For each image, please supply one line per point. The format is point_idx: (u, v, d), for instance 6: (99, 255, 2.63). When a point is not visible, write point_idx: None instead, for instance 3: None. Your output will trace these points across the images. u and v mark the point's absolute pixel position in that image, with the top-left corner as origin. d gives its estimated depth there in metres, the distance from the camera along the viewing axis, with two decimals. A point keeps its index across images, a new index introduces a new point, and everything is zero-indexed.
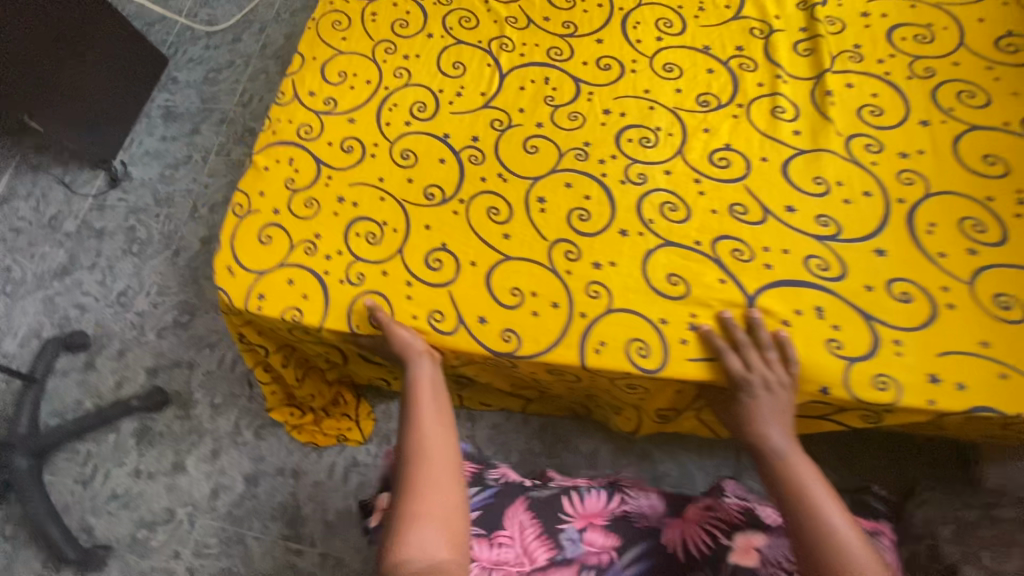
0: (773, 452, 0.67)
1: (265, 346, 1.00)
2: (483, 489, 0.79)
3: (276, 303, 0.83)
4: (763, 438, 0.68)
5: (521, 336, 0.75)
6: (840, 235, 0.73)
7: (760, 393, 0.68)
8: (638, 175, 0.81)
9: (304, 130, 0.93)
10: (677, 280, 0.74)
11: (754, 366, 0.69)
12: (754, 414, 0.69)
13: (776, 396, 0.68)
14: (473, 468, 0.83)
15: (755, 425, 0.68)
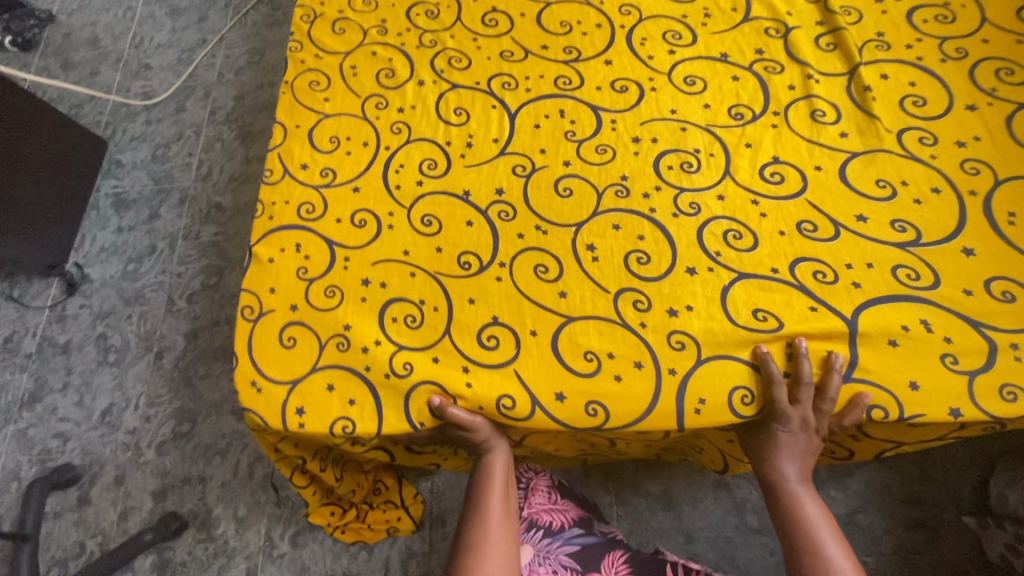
0: (790, 482, 0.70)
1: (305, 456, 0.92)
2: (586, 532, 0.83)
3: (320, 416, 0.75)
4: (785, 470, 0.70)
5: (608, 407, 0.71)
6: (923, 239, 0.72)
7: (795, 431, 0.69)
8: (690, 205, 0.80)
9: (305, 210, 0.87)
10: (766, 315, 0.71)
11: (802, 403, 0.68)
12: (783, 450, 0.70)
13: (806, 437, 0.70)
14: (580, 511, 0.87)
15: (780, 457, 0.70)
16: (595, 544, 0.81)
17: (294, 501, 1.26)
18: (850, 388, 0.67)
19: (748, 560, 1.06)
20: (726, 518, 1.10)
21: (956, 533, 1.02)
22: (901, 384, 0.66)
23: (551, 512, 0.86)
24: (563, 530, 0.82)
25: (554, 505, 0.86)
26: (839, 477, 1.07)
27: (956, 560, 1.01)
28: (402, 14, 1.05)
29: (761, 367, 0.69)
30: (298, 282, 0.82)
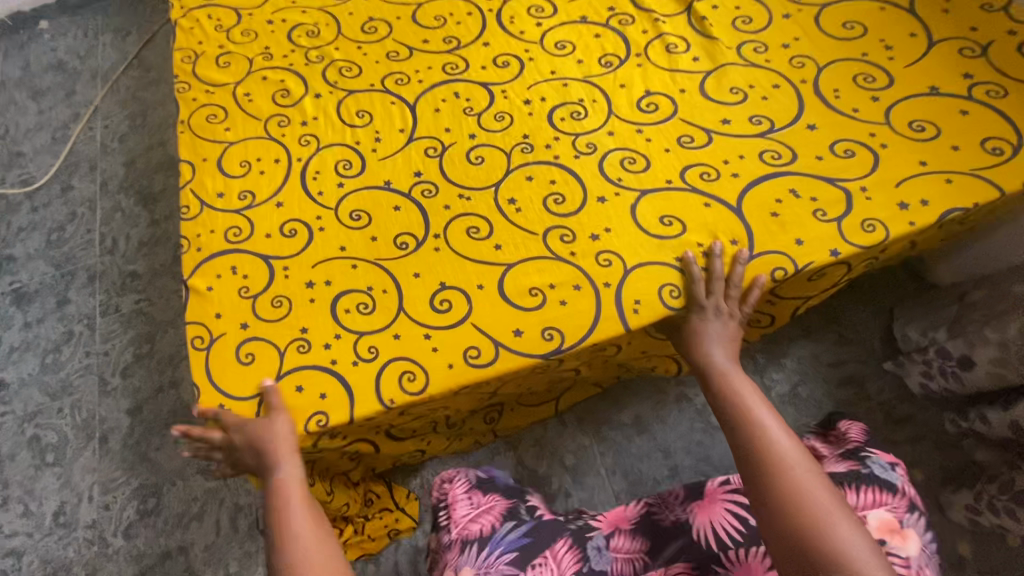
0: (718, 365, 0.74)
1: None
2: (518, 522, 0.72)
3: (293, 419, 0.74)
4: (711, 354, 0.74)
5: (564, 330, 0.75)
6: (777, 126, 0.83)
7: (711, 317, 0.75)
8: (587, 145, 0.88)
9: (233, 233, 0.88)
10: (671, 220, 0.79)
11: (717, 294, 0.75)
12: (703, 335, 0.75)
13: (723, 322, 0.75)
14: (505, 502, 0.76)
15: (706, 343, 0.75)
16: (531, 530, 0.71)
17: None
18: (763, 261, 0.75)
19: (720, 456, 1.18)
20: (693, 424, 1.21)
21: (879, 379, 1.18)
22: (790, 243, 0.75)
23: (478, 519, 0.74)
24: (496, 530, 0.71)
25: (479, 510, 0.75)
26: (776, 360, 1.22)
27: (885, 401, 1.16)
28: (284, 38, 1.09)
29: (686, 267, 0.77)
30: (242, 302, 0.82)
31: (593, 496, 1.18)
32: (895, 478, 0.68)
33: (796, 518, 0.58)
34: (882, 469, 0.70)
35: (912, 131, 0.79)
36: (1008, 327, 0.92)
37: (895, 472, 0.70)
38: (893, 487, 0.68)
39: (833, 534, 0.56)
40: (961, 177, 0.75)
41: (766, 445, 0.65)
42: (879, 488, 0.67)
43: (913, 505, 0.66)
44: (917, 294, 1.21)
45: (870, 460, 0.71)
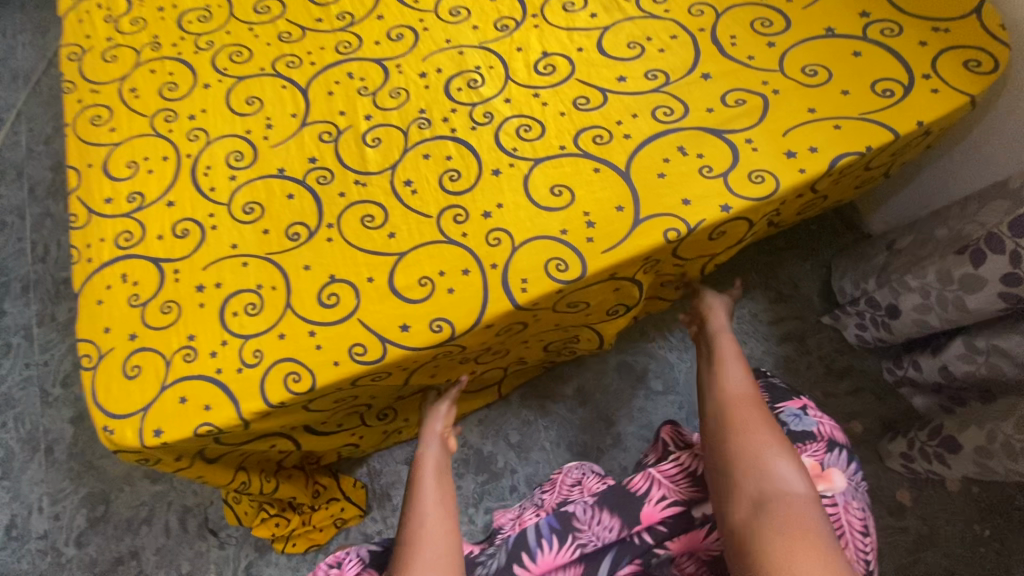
0: (724, 372, 0.72)
1: (221, 478, 0.91)
2: None
3: (177, 429, 0.72)
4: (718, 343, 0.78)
5: (452, 321, 0.72)
6: (672, 79, 0.80)
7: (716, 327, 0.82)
8: (484, 115, 0.83)
9: (124, 239, 0.84)
10: (561, 190, 0.75)
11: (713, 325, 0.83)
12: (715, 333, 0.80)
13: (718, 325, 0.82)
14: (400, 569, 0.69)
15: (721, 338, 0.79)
16: None
17: (239, 536, 1.24)
18: (651, 224, 0.72)
19: (662, 420, 1.17)
20: (635, 392, 1.19)
21: (819, 333, 1.17)
22: (682, 209, 0.72)
23: None
24: None
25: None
26: None
27: (824, 355, 1.16)
28: (173, 24, 1.02)
29: (564, 242, 0.73)
30: (131, 311, 0.79)
31: (539, 470, 1.18)
32: (809, 424, 0.68)
33: (729, 444, 0.62)
34: (796, 421, 0.68)
35: (806, 77, 0.76)
36: (926, 272, 0.90)
37: (809, 417, 0.68)
38: (812, 435, 0.67)
39: (765, 470, 0.58)
40: (851, 121, 0.72)
41: (750, 464, 0.59)
42: (801, 443, 0.66)
43: (832, 445, 0.66)
44: (853, 245, 1.19)
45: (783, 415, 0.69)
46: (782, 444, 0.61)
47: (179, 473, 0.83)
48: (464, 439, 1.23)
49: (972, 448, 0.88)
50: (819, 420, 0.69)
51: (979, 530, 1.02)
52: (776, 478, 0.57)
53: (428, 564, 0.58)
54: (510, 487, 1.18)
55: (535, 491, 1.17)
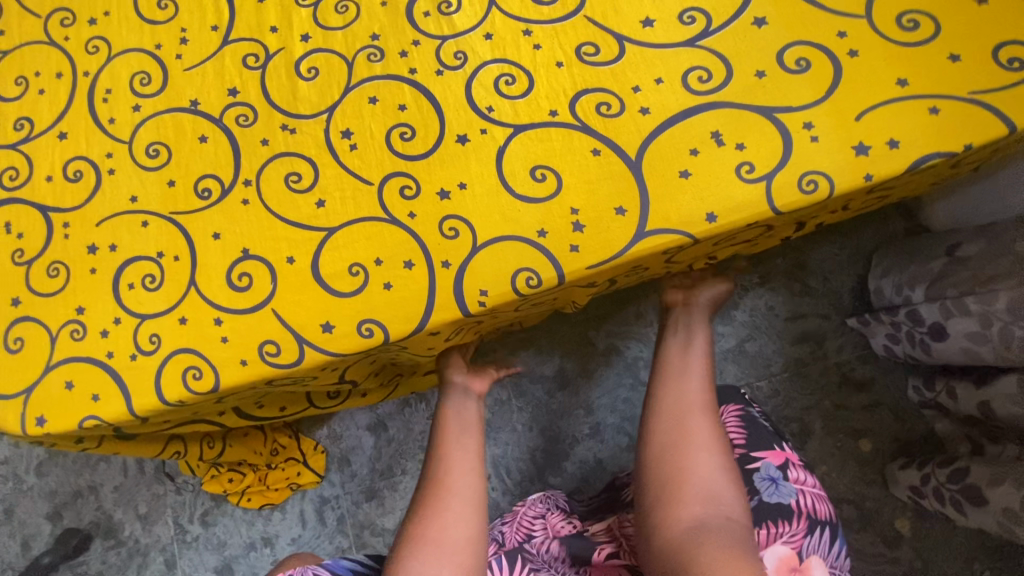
0: (683, 393, 0.69)
1: (148, 451, 0.83)
2: None
3: (61, 419, 0.62)
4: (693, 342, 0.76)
5: (384, 323, 0.58)
6: (714, 26, 0.57)
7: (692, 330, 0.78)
8: (455, 55, 0.62)
9: (8, 176, 0.70)
10: (544, 173, 0.56)
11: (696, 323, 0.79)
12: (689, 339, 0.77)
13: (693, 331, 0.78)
14: None
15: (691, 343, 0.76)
16: None
17: (194, 484, 1.19)
18: (658, 241, 0.53)
19: None
20: (621, 380, 1.08)
21: (842, 337, 1.01)
22: (697, 218, 0.53)
23: None
24: None
25: None
26: (724, 311, 1.05)
27: (844, 362, 1.01)
28: None
29: (535, 247, 0.55)
30: (14, 270, 0.67)
31: (508, 453, 1.09)
32: (788, 493, 0.65)
33: (679, 452, 0.64)
34: (772, 490, 0.65)
35: (898, 32, 0.54)
36: (996, 299, 0.72)
37: (786, 488, 0.65)
38: (788, 510, 0.64)
39: (706, 483, 0.61)
40: (954, 103, 0.52)
41: (698, 486, 0.61)
42: (783, 518, 0.63)
43: (812, 524, 0.63)
44: (905, 237, 0.99)
45: (758, 481, 0.66)
46: (728, 464, 0.63)
47: (89, 450, 0.73)
48: (431, 411, 1.14)
49: (999, 506, 0.74)
50: (799, 489, 0.66)
51: (978, 570, 0.92)
52: (717, 501, 0.60)
53: (456, 523, 0.65)
54: None
55: (500, 473, 1.09)
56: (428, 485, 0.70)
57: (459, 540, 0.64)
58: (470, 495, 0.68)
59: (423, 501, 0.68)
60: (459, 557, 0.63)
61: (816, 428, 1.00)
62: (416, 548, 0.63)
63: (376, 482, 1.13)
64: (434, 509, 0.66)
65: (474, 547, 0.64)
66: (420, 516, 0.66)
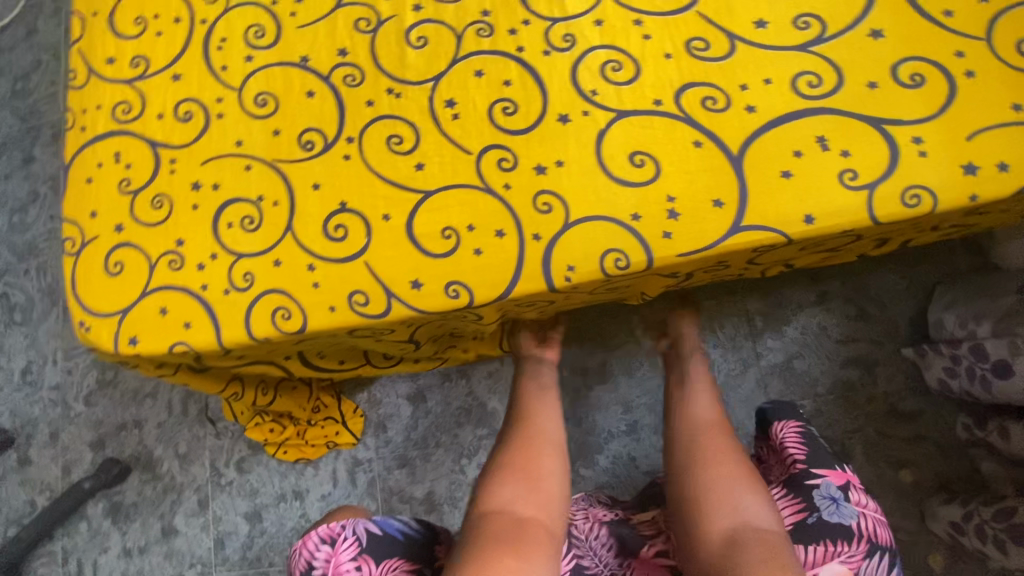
0: (701, 417, 0.76)
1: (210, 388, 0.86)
2: None
3: (153, 342, 0.65)
4: (697, 375, 0.84)
5: (470, 286, 0.60)
6: (828, 33, 0.57)
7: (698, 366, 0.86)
8: (563, 38, 0.63)
9: (121, 110, 0.74)
10: (643, 159, 0.57)
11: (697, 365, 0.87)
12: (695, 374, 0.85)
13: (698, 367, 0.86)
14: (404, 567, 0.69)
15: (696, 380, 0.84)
16: None
17: (233, 430, 1.23)
18: (753, 237, 0.54)
19: None
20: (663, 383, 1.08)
21: (893, 365, 1.01)
22: (795, 219, 0.54)
23: None
24: None
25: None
26: (775, 326, 1.05)
27: (892, 391, 1.00)
28: None
29: (627, 230, 0.56)
30: (120, 198, 0.70)
31: None
32: (850, 517, 0.59)
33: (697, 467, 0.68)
34: (832, 511, 0.60)
35: (1018, 58, 0.54)
36: None
37: (848, 511, 0.59)
38: (846, 532, 0.58)
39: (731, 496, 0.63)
40: None
41: (723, 499, 0.63)
42: (841, 542, 0.58)
43: (874, 551, 0.58)
44: (970, 272, 0.98)
45: (816, 499, 0.61)
46: (753, 477, 0.65)
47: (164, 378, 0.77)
48: (470, 388, 1.16)
49: None
50: (861, 512, 0.60)
51: None
52: (744, 512, 0.61)
53: (540, 465, 0.74)
54: None
55: None
56: (519, 428, 0.80)
57: (546, 473, 0.73)
58: (550, 445, 0.77)
59: (511, 443, 0.77)
60: (546, 489, 0.71)
61: (857, 453, 0.99)
62: (506, 477, 0.72)
63: (410, 451, 1.16)
64: (521, 450, 0.76)
65: (558, 482, 0.73)
66: (518, 449, 0.76)
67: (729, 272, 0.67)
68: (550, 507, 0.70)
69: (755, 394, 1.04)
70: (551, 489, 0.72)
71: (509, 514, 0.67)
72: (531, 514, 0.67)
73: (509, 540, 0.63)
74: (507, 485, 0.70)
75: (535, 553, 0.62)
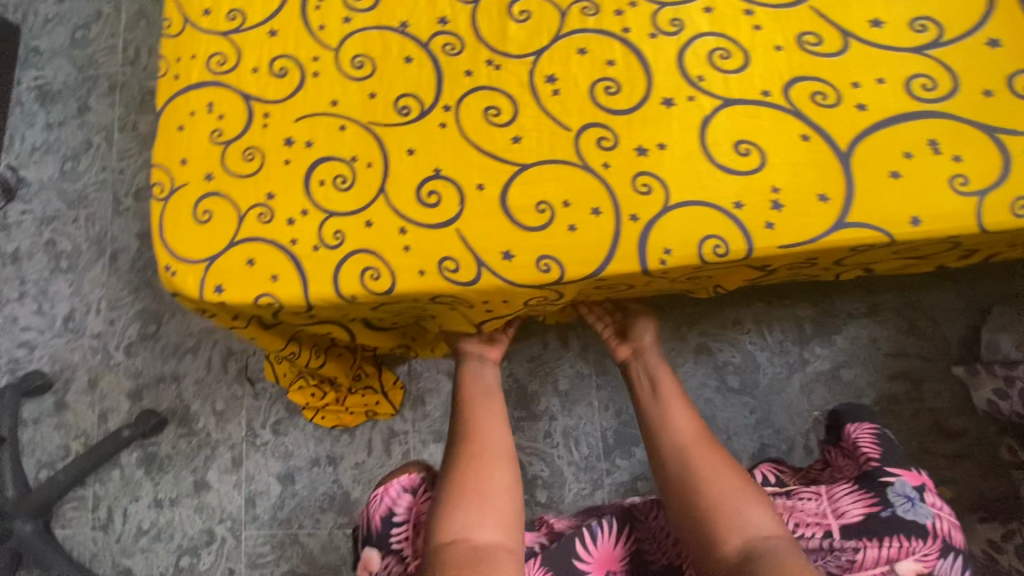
0: (677, 438, 0.76)
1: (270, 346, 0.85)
2: None
3: (240, 291, 0.66)
4: (664, 386, 0.84)
5: (561, 261, 0.60)
6: (944, 38, 0.57)
7: (656, 376, 0.85)
8: (671, 22, 0.63)
9: (216, 61, 0.74)
10: (749, 148, 0.57)
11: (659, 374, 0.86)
12: (662, 384, 0.84)
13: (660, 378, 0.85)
14: None
15: (661, 392, 0.83)
16: None
17: (272, 392, 1.25)
18: (859, 234, 0.54)
19: (728, 419, 1.06)
20: (706, 381, 1.07)
21: (940, 382, 1.01)
22: (901, 219, 0.54)
23: None
24: None
25: None
26: (825, 333, 1.05)
27: (938, 408, 1.00)
28: None
29: (727, 217, 0.56)
30: (212, 148, 0.71)
31: (580, 426, 1.12)
32: (926, 515, 0.59)
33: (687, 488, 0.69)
34: (907, 507, 0.59)
35: None
36: None
37: (924, 510, 0.59)
38: (923, 530, 0.58)
39: (729, 514, 0.64)
40: None
41: (730, 517, 0.64)
42: (915, 538, 0.58)
43: (946, 549, 0.58)
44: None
45: (892, 495, 0.60)
46: (753, 491, 0.66)
47: (235, 330, 0.77)
48: (510, 370, 1.17)
49: None
50: (935, 513, 0.60)
51: None
52: (752, 526, 0.62)
53: (501, 482, 0.74)
54: (544, 433, 1.12)
55: (569, 444, 1.11)
56: (468, 442, 0.79)
57: (499, 490, 0.73)
58: (503, 458, 0.77)
59: (462, 457, 0.76)
60: (501, 506, 0.71)
61: None
62: (457, 498, 0.71)
63: (446, 427, 1.17)
64: (472, 467, 0.75)
65: (512, 496, 0.73)
66: (473, 469, 0.74)
67: (811, 271, 0.67)
68: (511, 523, 0.70)
69: (799, 399, 1.04)
70: (510, 504, 0.72)
71: (464, 541, 0.66)
72: (493, 540, 0.67)
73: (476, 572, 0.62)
74: (461, 506, 0.69)
75: None
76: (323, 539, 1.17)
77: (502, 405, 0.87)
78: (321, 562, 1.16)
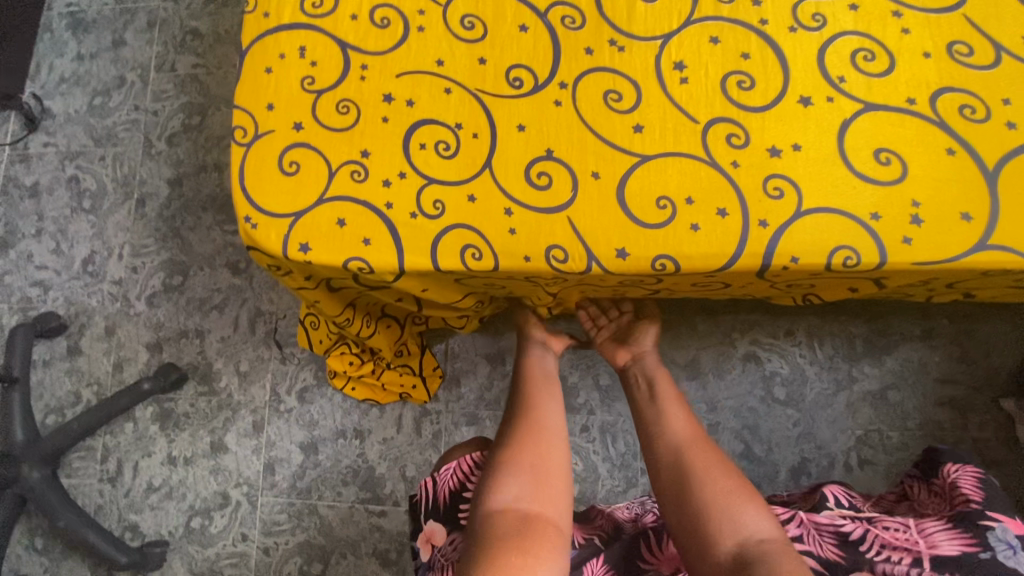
0: (675, 438, 0.74)
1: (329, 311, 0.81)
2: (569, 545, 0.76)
3: (327, 253, 0.61)
4: (665, 390, 0.82)
5: (680, 260, 0.57)
6: None
7: (658, 380, 0.84)
8: (814, 16, 0.60)
9: (311, 4, 0.69)
10: (889, 157, 0.56)
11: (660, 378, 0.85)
12: (662, 388, 0.83)
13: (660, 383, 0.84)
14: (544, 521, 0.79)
15: (660, 396, 0.81)
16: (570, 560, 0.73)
17: (301, 358, 1.21)
18: (1001, 258, 0.53)
19: (770, 429, 1.05)
20: (752, 389, 1.06)
21: (986, 414, 1.01)
22: None
23: None
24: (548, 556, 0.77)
25: None
26: (876, 354, 1.05)
27: (982, 439, 1.00)
28: None
29: (860, 229, 0.55)
30: (302, 96, 0.66)
31: (618, 423, 1.10)
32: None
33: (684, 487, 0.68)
34: (1009, 554, 0.59)
35: None
36: None
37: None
38: None
39: (729, 516, 0.63)
40: None
41: (722, 519, 0.63)
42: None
43: None
44: None
45: (992, 538, 0.60)
46: (750, 494, 0.65)
47: (302, 290, 0.74)
48: None
49: None
50: None
51: None
52: (748, 529, 0.62)
53: (553, 457, 0.72)
54: (581, 427, 1.11)
55: (605, 440, 1.10)
56: (518, 418, 0.76)
57: (554, 468, 0.71)
58: (554, 437, 0.74)
59: (517, 429, 0.74)
60: (554, 481, 0.69)
61: None
62: (506, 468, 0.69)
63: (480, 411, 1.14)
64: (527, 441, 0.72)
65: (564, 474, 0.71)
66: (512, 444, 0.72)
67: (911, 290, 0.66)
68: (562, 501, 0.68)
69: (843, 417, 1.04)
70: (563, 481, 0.70)
71: (514, 511, 0.64)
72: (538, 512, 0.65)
73: (523, 539, 0.61)
74: (511, 475, 0.68)
75: (549, 549, 0.61)
76: (342, 512, 1.15)
77: (559, 388, 0.84)
78: (339, 535, 1.14)
